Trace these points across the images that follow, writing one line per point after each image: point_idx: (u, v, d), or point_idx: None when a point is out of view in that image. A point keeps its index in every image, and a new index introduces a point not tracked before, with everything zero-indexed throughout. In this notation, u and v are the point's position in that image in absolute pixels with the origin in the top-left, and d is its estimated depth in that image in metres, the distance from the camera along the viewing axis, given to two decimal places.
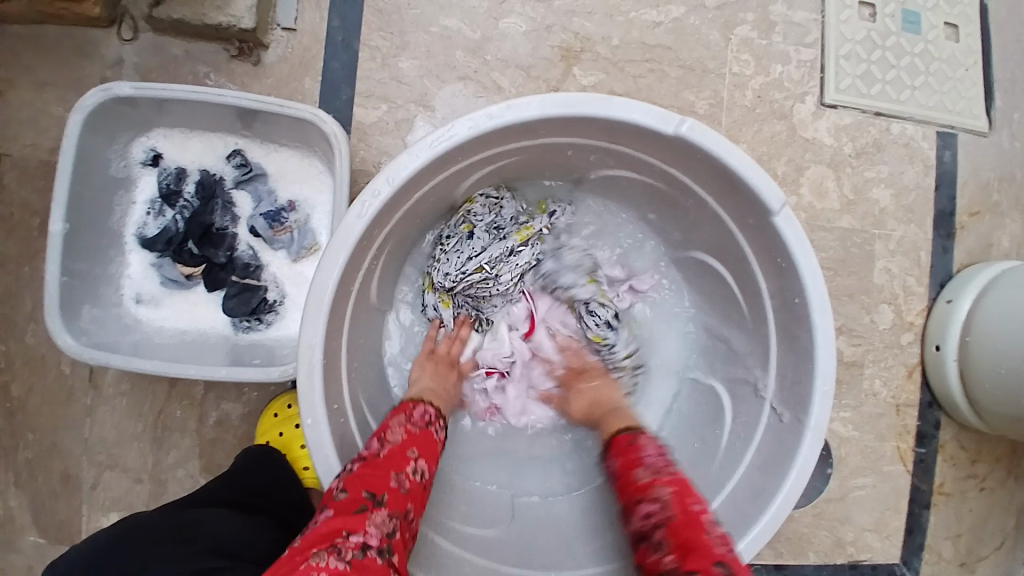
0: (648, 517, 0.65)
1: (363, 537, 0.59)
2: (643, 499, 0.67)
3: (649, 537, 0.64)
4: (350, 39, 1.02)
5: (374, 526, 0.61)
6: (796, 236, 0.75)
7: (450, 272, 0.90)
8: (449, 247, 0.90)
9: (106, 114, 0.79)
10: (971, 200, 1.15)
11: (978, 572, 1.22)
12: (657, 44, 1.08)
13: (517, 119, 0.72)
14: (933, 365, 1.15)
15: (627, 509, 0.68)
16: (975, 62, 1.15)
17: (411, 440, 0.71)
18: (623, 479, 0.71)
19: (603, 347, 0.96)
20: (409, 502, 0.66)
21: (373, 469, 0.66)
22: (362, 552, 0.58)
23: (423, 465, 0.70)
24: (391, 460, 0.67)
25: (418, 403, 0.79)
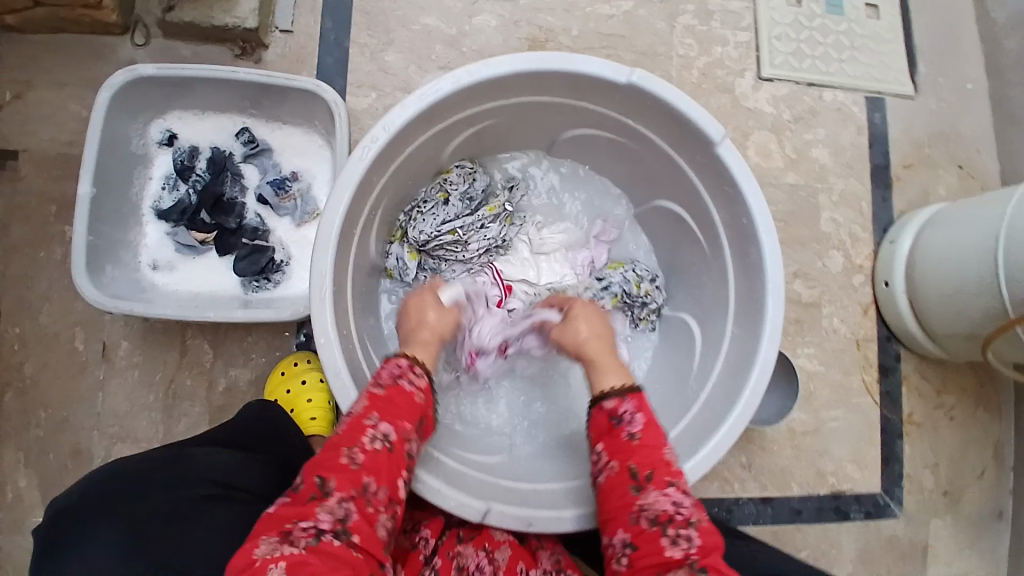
0: (677, 506, 0.68)
1: (315, 525, 0.61)
2: (673, 484, 0.70)
3: (669, 527, 0.66)
4: (340, 38, 1.15)
5: (326, 512, 0.62)
6: (736, 162, 0.88)
7: (425, 230, 0.99)
8: (426, 211, 1.00)
9: (129, 92, 0.89)
10: (904, 155, 1.31)
11: (963, 501, 1.30)
12: (612, 33, 1.24)
13: (493, 74, 0.85)
14: (886, 301, 1.27)
15: (653, 485, 0.69)
16: (896, 36, 1.33)
17: (373, 404, 0.71)
18: (651, 450, 0.72)
19: (624, 301, 1.05)
20: (365, 476, 0.66)
21: (328, 451, 0.67)
22: (316, 538, 0.60)
23: (387, 429, 0.70)
24: (348, 433, 0.68)
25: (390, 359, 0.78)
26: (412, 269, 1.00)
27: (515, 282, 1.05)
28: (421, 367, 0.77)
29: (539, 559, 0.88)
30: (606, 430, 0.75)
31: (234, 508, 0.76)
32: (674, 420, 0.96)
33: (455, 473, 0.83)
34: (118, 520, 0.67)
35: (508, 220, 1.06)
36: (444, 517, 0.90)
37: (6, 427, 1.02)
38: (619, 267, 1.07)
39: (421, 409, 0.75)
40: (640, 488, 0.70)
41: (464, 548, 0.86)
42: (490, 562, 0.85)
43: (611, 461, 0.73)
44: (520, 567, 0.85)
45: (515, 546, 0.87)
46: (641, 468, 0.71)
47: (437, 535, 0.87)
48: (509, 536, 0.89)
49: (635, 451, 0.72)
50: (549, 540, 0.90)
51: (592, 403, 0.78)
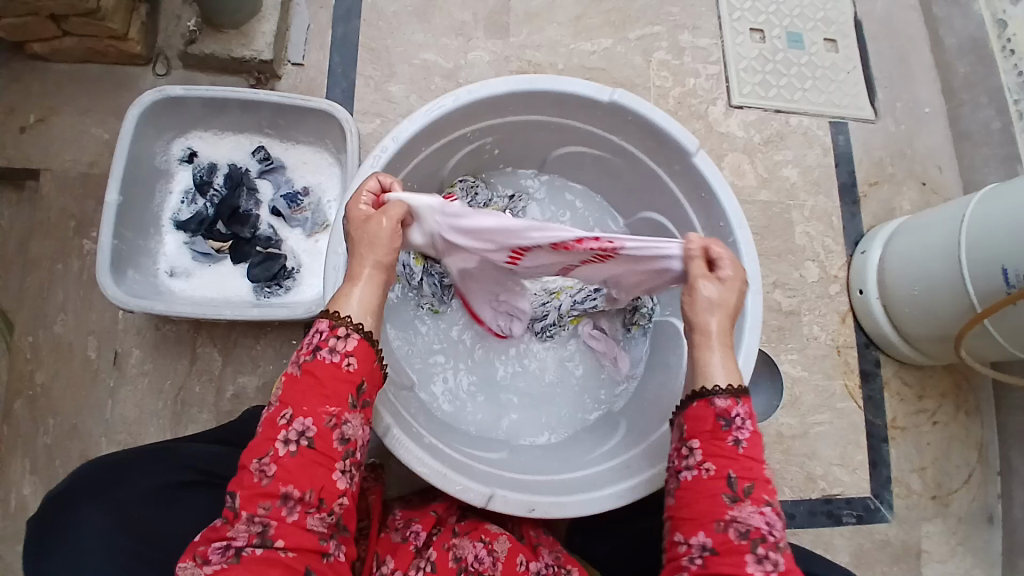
0: (770, 526, 0.66)
1: (232, 544, 0.63)
2: (769, 504, 0.67)
3: (759, 546, 0.65)
4: (348, 71, 1.26)
5: (240, 529, 0.63)
6: (710, 170, 0.97)
7: None
8: None
9: (158, 111, 0.97)
10: (868, 173, 1.42)
11: (952, 505, 1.33)
12: (594, 67, 1.37)
13: (491, 93, 0.94)
14: (861, 308, 1.34)
15: (751, 501, 0.67)
16: (852, 67, 1.46)
17: (282, 401, 0.65)
18: (754, 464, 0.69)
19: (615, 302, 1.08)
20: (281, 484, 0.64)
21: (243, 464, 0.65)
22: (237, 555, 0.62)
23: (301, 427, 0.64)
24: (260, 441, 0.65)
25: (313, 325, 0.70)
26: (418, 271, 1.03)
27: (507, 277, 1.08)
28: (343, 328, 0.68)
29: (540, 554, 0.89)
30: (710, 429, 0.70)
31: (210, 500, 0.80)
32: None
33: (461, 463, 0.84)
34: (108, 503, 0.69)
35: None
36: (436, 515, 0.90)
37: (12, 436, 1.03)
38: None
39: (344, 384, 0.67)
40: (736, 500, 0.67)
41: (460, 541, 0.86)
42: (488, 553, 0.85)
43: (707, 462, 0.69)
44: (520, 559, 0.86)
45: (514, 540, 0.87)
46: (742, 481, 0.67)
47: (429, 530, 0.87)
48: (507, 531, 0.89)
49: (740, 463, 0.68)
50: (548, 539, 0.93)
51: (698, 396, 0.72)
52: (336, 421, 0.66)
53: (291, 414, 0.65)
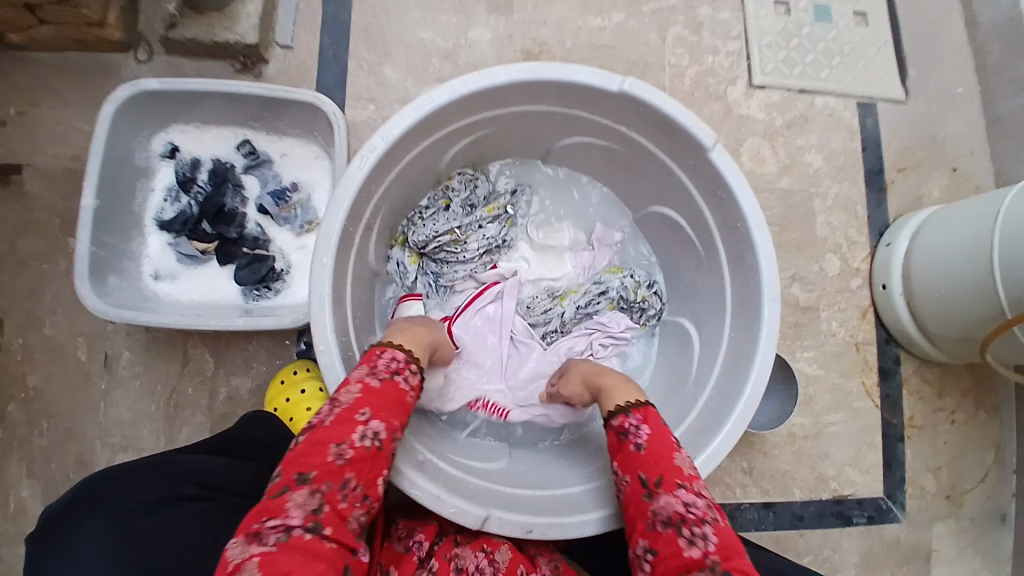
0: (688, 506, 0.67)
1: (285, 520, 0.59)
2: (683, 486, 0.69)
3: (683, 527, 0.66)
4: (340, 53, 1.18)
5: (297, 506, 0.61)
6: (727, 166, 0.90)
7: (425, 233, 1.03)
8: (427, 216, 1.04)
9: (134, 106, 0.91)
10: (895, 158, 1.32)
11: (965, 505, 1.29)
12: (603, 45, 1.27)
13: (489, 84, 0.87)
14: (883, 303, 1.27)
15: (663, 489, 0.69)
16: (884, 42, 1.35)
17: (363, 399, 0.71)
18: (657, 455, 0.72)
19: (618, 306, 1.07)
20: (348, 472, 0.66)
21: (312, 444, 0.66)
22: (286, 534, 0.58)
23: (377, 426, 0.70)
24: (337, 426, 0.67)
25: (386, 349, 0.79)
26: (412, 271, 1.05)
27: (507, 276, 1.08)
28: (415, 364, 0.80)
29: (539, 566, 0.86)
30: (617, 447, 0.77)
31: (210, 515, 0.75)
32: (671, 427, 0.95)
33: (455, 480, 0.82)
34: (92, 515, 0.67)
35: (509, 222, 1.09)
36: (437, 524, 0.89)
37: (11, 438, 1.03)
38: (618, 272, 1.09)
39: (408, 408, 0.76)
40: (651, 495, 0.70)
41: (462, 551, 0.84)
42: (489, 563, 0.83)
43: (623, 474, 0.74)
44: (521, 569, 0.84)
45: (515, 551, 0.85)
46: (649, 475, 0.71)
47: (432, 539, 0.85)
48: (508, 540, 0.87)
49: (643, 460, 0.73)
50: (547, 548, 0.90)
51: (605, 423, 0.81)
52: (397, 435, 0.73)
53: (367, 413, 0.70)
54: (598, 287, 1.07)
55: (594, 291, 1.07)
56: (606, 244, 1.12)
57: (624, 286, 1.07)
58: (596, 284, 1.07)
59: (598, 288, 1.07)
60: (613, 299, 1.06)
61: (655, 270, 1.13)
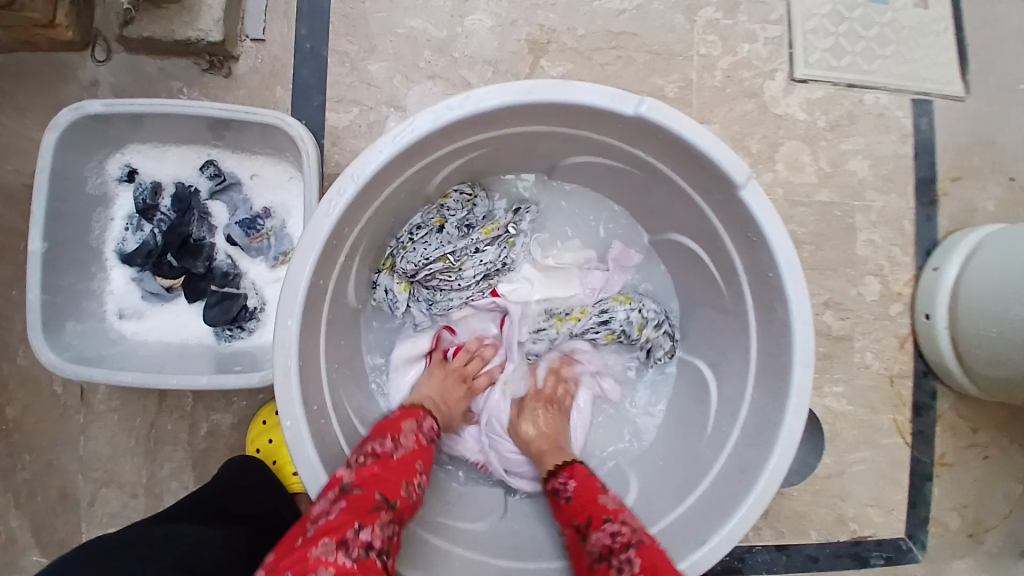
0: (614, 537, 0.67)
1: (369, 538, 0.60)
2: (609, 519, 0.70)
3: (611, 557, 0.65)
4: (319, 46, 1.04)
5: (378, 527, 0.61)
6: (762, 207, 0.76)
7: (414, 259, 0.91)
8: (418, 237, 0.91)
9: (81, 132, 0.81)
10: (950, 166, 1.15)
11: (987, 543, 1.20)
12: (623, 31, 1.09)
13: (480, 109, 0.73)
14: (924, 335, 1.14)
15: (591, 527, 0.70)
16: (946, 28, 1.15)
17: (420, 452, 0.74)
18: (585, 498, 0.75)
19: (619, 339, 0.96)
20: (408, 512, 0.68)
21: (385, 473, 0.68)
22: (367, 551, 0.58)
23: (424, 478, 0.73)
24: (402, 466, 0.70)
25: (427, 416, 0.82)
26: (401, 300, 0.93)
27: (511, 304, 0.96)
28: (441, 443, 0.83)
29: None
30: (556, 499, 0.80)
31: None
32: (680, 490, 0.87)
33: (441, 555, 0.78)
34: None
35: (509, 242, 0.95)
36: None
37: None
38: (626, 302, 0.96)
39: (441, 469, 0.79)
40: (584, 535, 0.71)
41: None
42: None
43: (563, 524, 0.76)
44: None
45: None
46: (580, 517, 0.73)
47: None
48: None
49: (574, 508, 0.75)
50: None
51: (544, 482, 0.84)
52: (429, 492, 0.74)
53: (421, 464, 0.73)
54: (600, 318, 0.96)
55: (597, 325, 0.96)
56: (622, 265, 1.00)
57: (628, 322, 0.95)
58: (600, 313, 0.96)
59: (599, 321, 0.96)
60: (614, 330, 0.95)
61: (671, 302, 1.02)
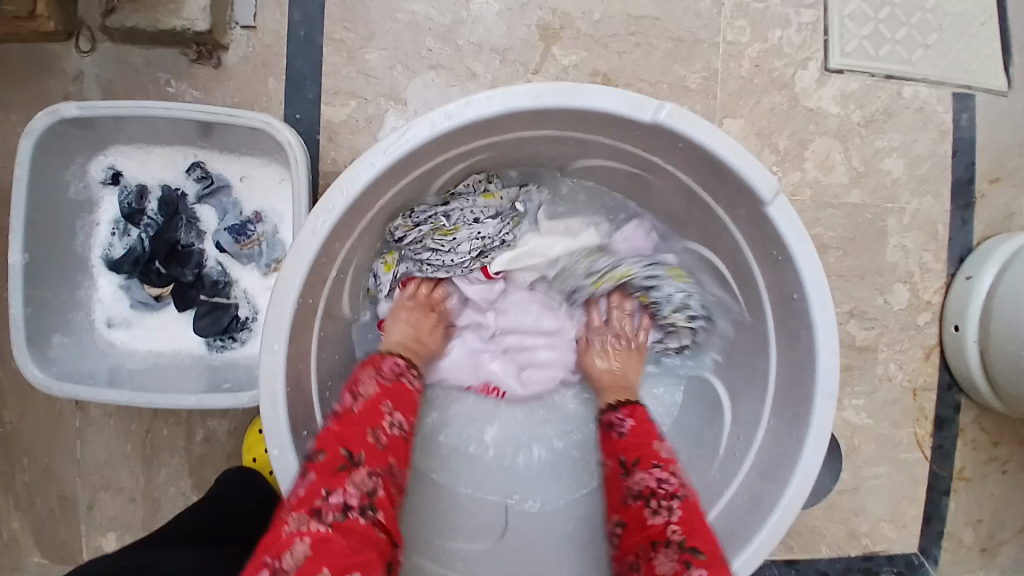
0: (660, 483, 0.69)
1: (344, 498, 0.59)
2: (658, 465, 0.71)
3: (651, 500, 0.69)
4: (313, 32, 0.96)
5: (353, 484, 0.61)
6: (790, 225, 0.70)
7: (404, 228, 0.83)
8: (420, 208, 0.83)
9: (58, 137, 0.76)
10: (990, 166, 1.06)
11: (1000, 557, 1.16)
12: (642, 16, 1.00)
13: (480, 116, 0.67)
14: (952, 348, 1.08)
15: (638, 467, 0.71)
16: (992, 15, 1.05)
17: (384, 394, 0.71)
18: (638, 440, 0.75)
19: (650, 306, 0.91)
20: (387, 457, 0.66)
21: (350, 428, 0.65)
22: (343, 513, 0.58)
23: (400, 419, 0.70)
24: (365, 416, 0.67)
25: (388, 355, 0.78)
26: (388, 283, 0.87)
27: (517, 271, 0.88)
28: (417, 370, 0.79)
29: None
30: (604, 435, 0.80)
31: None
32: None
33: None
34: None
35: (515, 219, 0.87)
36: None
37: None
38: (678, 279, 0.90)
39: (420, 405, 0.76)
40: (627, 472, 0.72)
41: None
42: None
43: (606, 457, 0.77)
44: None
45: None
46: (629, 457, 0.73)
47: None
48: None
49: (625, 444, 0.75)
50: None
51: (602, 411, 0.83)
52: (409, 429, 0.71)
53: (390, 405, 0.70)
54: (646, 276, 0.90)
55: (646, 282, 0.90)
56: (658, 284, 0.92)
57: (665, 300, 0.90)
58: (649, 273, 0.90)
59: (646, 278, 0.90)
60: (653, 296, 0.90)
61: None
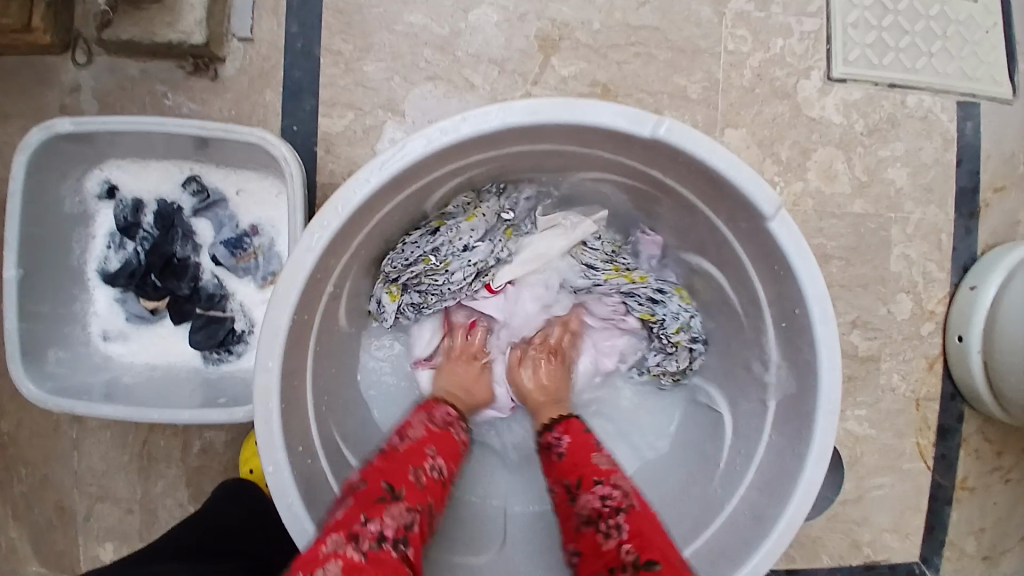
0: (607, 501, 0.68)
1: (381, 525, 0.58)
2: (601, 482, 0.70)
3: (602, 522, 0.66)
4: (310, 44, 0.96)
5: (391, 516, 0.59)
6: (792, 241, 0.68)
7: (396, 261, 0.84)
8: (408, 239, 0.84)
9: (53, 152, 0.76)
10: (994, 175, 1.05)
11: (1002, 565, 1.14)
12: (642, 25, 0.99)
13: (476, 131, 0.66)
14: (956, 359, 1.06)
15: (582, 489, 0.70)
16: (995, 24, 1.04)
17: (430, 438, 0.73)
18: (577, 457, 0.74)
19: (654, 324, 0.90)
20: (427, 498, 0.65)
21: (390, 465, 0.66)
22: (378, 543, 0.56)
23: (439, 462, 0.70)
24: (410, 456, 0.68)
25: (439, 403, 0.82)
26: (392, 311, 0.88)
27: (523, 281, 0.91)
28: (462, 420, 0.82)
29: None
30: (545, 455, 0.79)
31: None
32: (688, 530, 0.81)
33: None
34: None
35: (507, 232, 0.89)
36: None
37: None
38: (683, 297, 0.90)
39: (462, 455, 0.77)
40: (574, 496, 0.71)
41: None
42: None
43: (552, 483, 0.75)
44: None
45: None
46: (573, 478, 0.72)
47: None
48: None
49: (564, 466, 0.74)
50: None
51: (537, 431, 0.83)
52: (451, 476, 0.72)
53: (434, 449, 0.72)
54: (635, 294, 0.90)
55: (644, 294, 0.89)
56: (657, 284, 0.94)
57: (668, 319, 0.88)
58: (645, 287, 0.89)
59: (635, 295, 0.90)
60: (657, 312, 0.89)
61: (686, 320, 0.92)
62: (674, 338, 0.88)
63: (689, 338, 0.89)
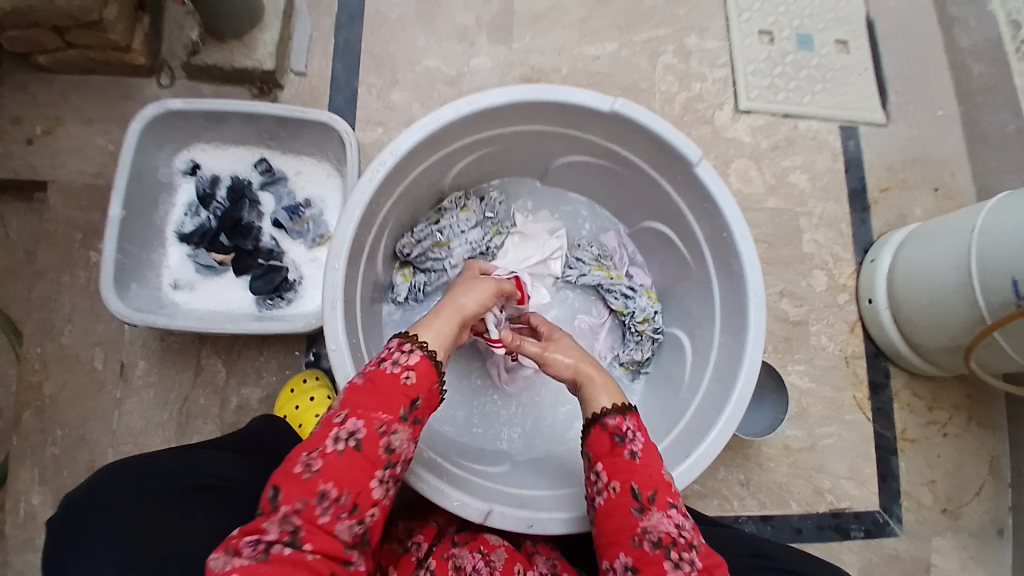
0: (679, 529, 0.70)
1: (264, 538, 0.59)
2: (674, 506, 0.72)
3: (672, 550, 0.68)
4: (350, 79, 1.25)
5: (275, 522, 0.60)
6: (713, 180, 0.95)
7: (408, 244, 1.07)
8: (416, 227, 1.08)
9: (159, 126, 0.98)
10: (879, 178, 1.39)
11: (963, 518, 1.29)
12: (598, 72, 1.35)
13: (488, 105, 0.93)
14: (871, 317, 1.31)
15: (655, 507, 0.71)
16: (863, 71, 1.44)
17: (342, 403, 0.68)
18: (652, 472, 0.73)
19: (626, 317, 1.12)
20: (320, 484, 0.62)
21: (290, 457, 0.64)
22: (266, 552, 0.57)
23: (353, 426, 0.66)
24: (313, 439, 0.65)
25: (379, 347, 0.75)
26: (405, 289, 1.08)
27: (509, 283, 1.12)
28: (409, 342, 0.73)
29: (534, 563, 0.85)
30: (608, 450, 0.75)
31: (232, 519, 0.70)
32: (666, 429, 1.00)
33: (461, 479, 0.86)
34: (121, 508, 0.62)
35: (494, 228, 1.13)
36: (437, 527, 0.88)
37: (23, 446, 1.04)
38: (654, 298, 1.13)
39: (403, 393, 0.70)
40: (642, 510, 0.71)
41: (459, 551, 0.81)
42: (487, 564, 0.80)
43: (611, 480, 0.73)
44: (518, 568, 0.82)
45: (511, 548, 0.84)
46: (644, 490, 0.72)
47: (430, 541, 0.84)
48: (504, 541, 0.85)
49: (637, 473, 0.73)
50: (545, 546, 0.88)
51: (593, 422, 0.78)
52: (385, 428, 0.67)
53: (344, 415, 0.67)
54: (610, 290, 1.13)
55: (623, 290, 1.12)
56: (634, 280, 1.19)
57: (637, 311, 1.11)
58: (621, 284, 1.12)
59: (610, 290, 1.13)
60: (629, 306, 1.12)
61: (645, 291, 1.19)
62: (640, 327, 1.11)
63: (651, 324, 1.11)
